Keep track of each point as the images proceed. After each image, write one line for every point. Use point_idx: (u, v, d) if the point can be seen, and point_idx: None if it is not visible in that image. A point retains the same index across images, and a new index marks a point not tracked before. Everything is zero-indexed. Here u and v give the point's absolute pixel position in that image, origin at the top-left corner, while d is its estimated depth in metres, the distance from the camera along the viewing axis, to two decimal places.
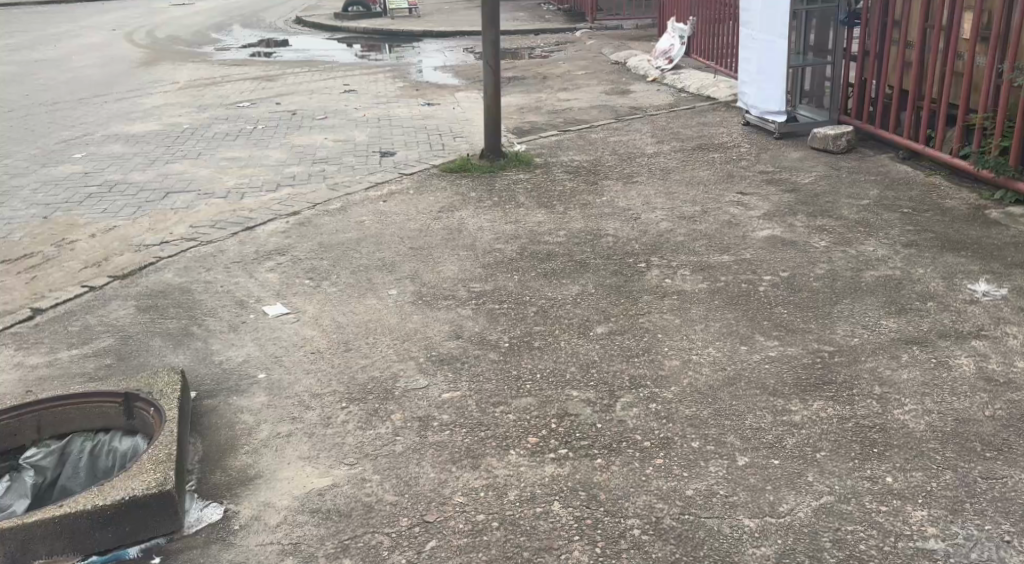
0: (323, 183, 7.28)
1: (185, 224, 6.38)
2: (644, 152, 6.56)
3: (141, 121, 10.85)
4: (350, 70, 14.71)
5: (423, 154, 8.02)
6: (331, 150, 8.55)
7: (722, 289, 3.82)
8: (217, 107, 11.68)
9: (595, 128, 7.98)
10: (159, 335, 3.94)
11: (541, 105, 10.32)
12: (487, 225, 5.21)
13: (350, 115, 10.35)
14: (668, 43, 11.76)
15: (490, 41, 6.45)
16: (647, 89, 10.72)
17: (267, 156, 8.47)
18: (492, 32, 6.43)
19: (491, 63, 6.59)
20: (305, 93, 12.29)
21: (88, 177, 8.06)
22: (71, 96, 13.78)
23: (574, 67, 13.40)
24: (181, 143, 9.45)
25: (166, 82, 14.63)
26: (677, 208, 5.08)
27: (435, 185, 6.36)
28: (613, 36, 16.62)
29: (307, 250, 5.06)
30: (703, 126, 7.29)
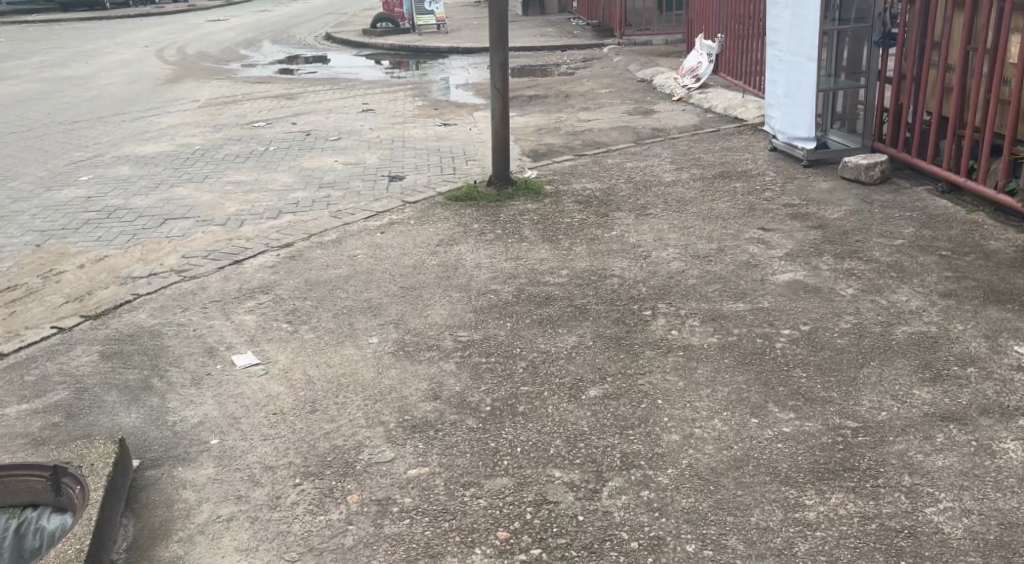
0: (326, 211, 7.01)
1: (179, 255, 6.11)
2: (661, 181, 6.17)
3: (154, 142, 10.66)
4: (372, 88, 14.50)
5: (433, 179, 7.81)
6: (339, 174, 8.30)
7: (734, 345, 3.41)
8: (233, 127, 11.48)
9: (612, 153, 7.62)
10: (117, 388, 3.62)
11: (560, 126, 10.05)
12: (487, 262, 4.88)
13: (364, 136, 10.13)
14: (695, 61, 11.34)
15: (498, 63, 6.12)
16: (672, 108, 10.34)
17: (275, 181, 8.20)
18: (501, 53, 6.11)
19: (499, 86, 6.26)
20: (323, 113, 12.09)
21: (90, 202, 7.82)
22: (91, 114, 13.69)
23: (599, 84, 13.06)
24: (190, 165, 9.23)
25: (188, 100, 14.52)
26: (691, 246, 4.69)
27: (438, 215, 6.07)
28: (641, 52, 16.25)
29: (293, 288, 4.75)
30: (726, 151, 6.88)
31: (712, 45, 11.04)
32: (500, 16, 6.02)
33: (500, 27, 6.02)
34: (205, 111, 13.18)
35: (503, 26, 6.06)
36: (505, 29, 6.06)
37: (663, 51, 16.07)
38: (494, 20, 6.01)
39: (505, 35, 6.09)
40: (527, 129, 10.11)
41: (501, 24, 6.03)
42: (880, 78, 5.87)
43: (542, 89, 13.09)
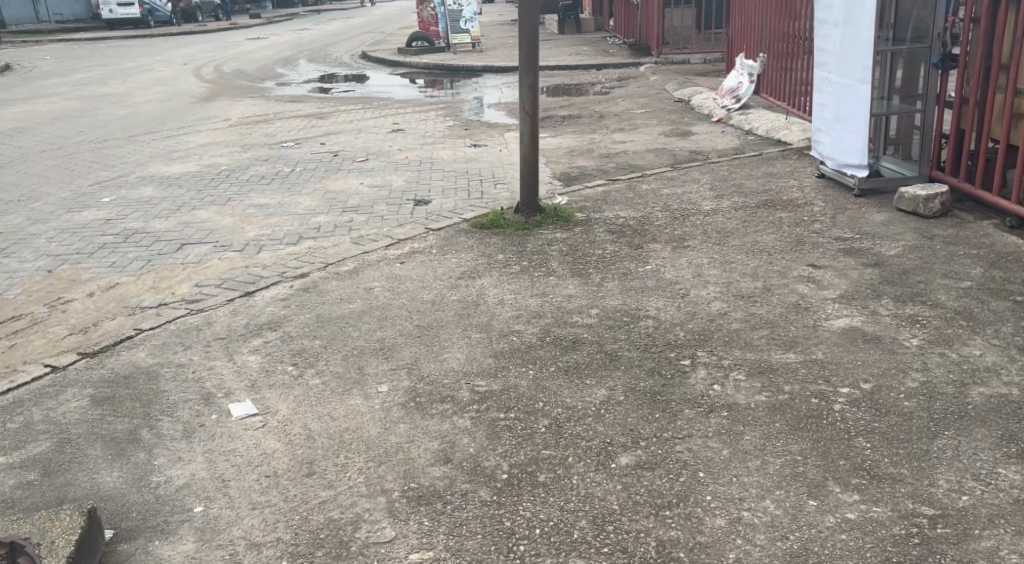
0: (347, 237, 6.73)
1: (191, 284, 5.84)
2: (699, 209, 5.80)
3: (180, 161, 10.48)
4: (404, 107, 14.30)
5: (459, 204, 7.51)
6: (364, 197, 8.03)
7: (786, 406, 3.08)
8: (261, 147, 11.29)
9: (648, 177, 7.26)
10: (101, 439, 3.33)
11: (593, 148, 9.74)
12: (511, 299, 4.54)
13: (391, 158, 9.87)
14: (734, 81, 10.92)
15: (528, 86, 5.82)
16: (710, 130, 9.98)
17: (299, 204, 7.94)
18: (531, 75, 5.82)
19: (529, 110, 5.95)
20: (352, 132, 11.89)
21: (109, 224, 7.58)
22: (121, 132, 13.58)
23: (634, 104, 12.72)
24: (214, 187, 9.00)
25: (219, 119, 14.39)
26: (733, 284, 4.31)
27: (461, 243, 5.77)
28: (679, 71, 15.91)
29: (304, 324, 4.44)
30: (770, 177, 6.50)
31: (753, 65, 10.66)
32: (530, 36, 5.73)
33: (530, 48, 5.73)
34: (235, 130, 13.02)
35: (533, 47, 5.76)
36: (535, 50, 5.77)
37: (701, 71, 15.71)
38: (525, 41, 5.72)
39: (536, 56, 5.80)
40: (560, 151, 9.79)
41: (531, 44, 5.73)
42: (939, 102, 5.47)
43: (576, 109, 12.78)
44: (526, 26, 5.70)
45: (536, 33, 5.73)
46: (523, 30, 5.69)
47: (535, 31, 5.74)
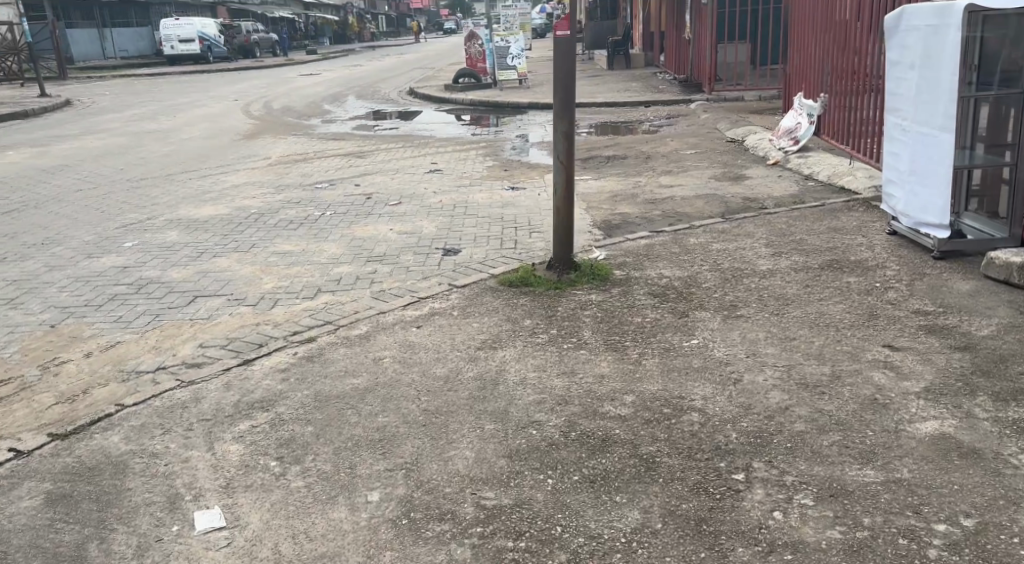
0: (369, 291, 6.26)
1: (196, 344, 5.40)
2: (755, 270, 5.20)
3: (212, 203, 10.03)
4: (445, 147, 13.89)
5: (490, 255, 7.03)
6: (391, 245, 7.57)
7: (867, 548, 2.73)
8: (294, 188, 10.84)
9: (696, 229, 6.69)
10: (42, 555, 2.92)
11: (637, 193, 9.22)
12: (533, 379, 3.97)
13: (425, 201, 9.42)
14: (793, 121, 10.32)
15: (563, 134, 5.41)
16: (765, 173, 9.44)
17: (325, 251, 7.48)
18: (568, 123, 5.38)
19: (564, 160, 5.50)
20: (388, 173, 11.48)
21: (124, 273, 7.14)
22: (158, 169, 13.26)
23: (684, 144, 12.16)
24: (241, 231, 8.55)
25: (259, 156, 14.01)
26: (796, 369, 3.76)
27: (488, 304, 5.29)
28: (732, 109, 15.36)
29: (300, 403, 3.94)
30: (835, 233, 5.97)
31: (813, 105, 10.05)
32: (566, 82, 5.30)
33: (566, 94, 5.31)
34: (271, 168, 12.63)
35: (570, 94, 5.33)
36: (572, 96, 5.33)
37: (755, 109, 15.10)
38: (561, 86, 5.30)
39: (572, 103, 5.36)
40: (603, 196, 9.26)
41: (567, 90, 5.31)
42: None
43: (622, 149, 12.24)
44: (562, 70, 5.28)
45: (572, 78, 5.30)
46: (559, 74, 5.28)
47: (572, 75, 5.31)
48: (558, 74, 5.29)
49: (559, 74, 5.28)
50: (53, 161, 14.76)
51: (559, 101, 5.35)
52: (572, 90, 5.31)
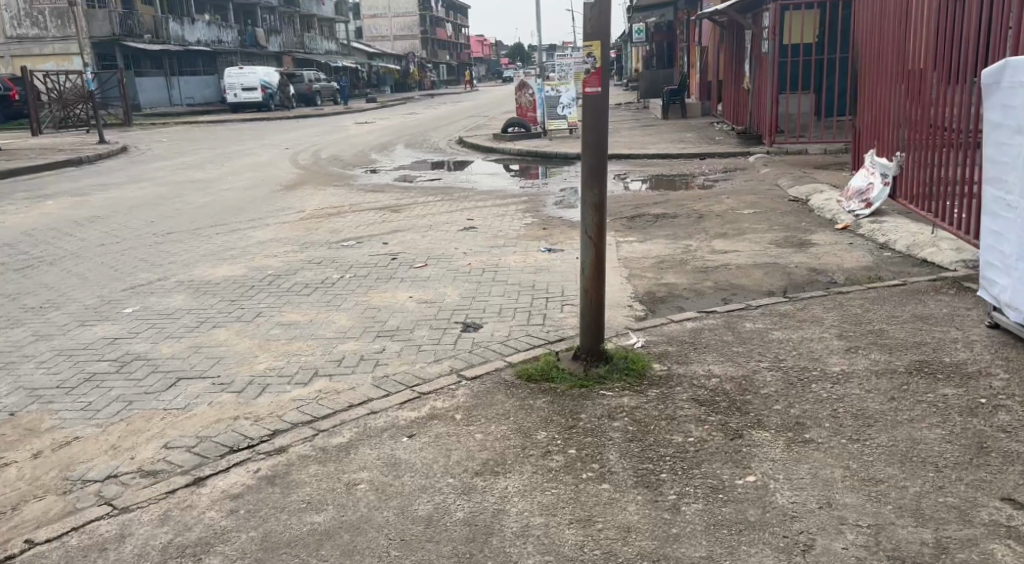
0: (370, 375, 5.49)
1: (160, 442, 4.65)
2: (825, 372, 4.60)
3: (229, 263, 9.09)
4: (484, 201, 13.14)
5: (515, 336, 6.27)
6: (407, 317, 6.82)
7: None
8: (319, 246, 9.99)
9: (750, 313, 5.88)
10: None
11: (688, 259, 8.42)
12: (539, 528, 3.30)
13: (452, 265, 8.69)
14: (864, 180, 9.58)
15: (593, 204, 4.70)
16: (833, 240, 8.66)
17: (334, 323, 6.75)
18: (597, 191, 4.69)
19: (593, 236, 4.79)
20: (420, 230, 10.76)
21: (109, 346, 6.38)
22: (184, 218, 12.49)
23: (739, 202, 11.30)
24: (250, 296, 7.73)
25: (293, 207, 13.17)
26: (887, 532, 3.17)
27: (501, 403, 4.51)
28: (794, 162, 14.51)
29: (241, 551, 3.31)
30: (922, 325, 5.27)
31: (888, 164, 9.14)
32: (598, 144, 4.62)
33: (597, 158, 4.63)
34: (303, 221, 11.73)
35: (601, 158, 4.65)
36: (603, 160, 4.65)
37: (818, 163, 14.25)
38: (591, 151, 4.63)
39: (604, 169, 4.67)
40: (648, 262, 8.47)
41: (599, 153, 4.63)
42: None
43: (672, 207, 11.41)
44: (593, 132, 4.60)
45: (604, 141, 4.62)
46: (588, 137, 4.61)
47: (605, 138, 4.63)
48: (588, 138, 4.62)
49: (588, 137, 4.60)
50: (81, 208, 14.16)
51: (589, 168, 4.67)
52: (605, 156, 4.63)
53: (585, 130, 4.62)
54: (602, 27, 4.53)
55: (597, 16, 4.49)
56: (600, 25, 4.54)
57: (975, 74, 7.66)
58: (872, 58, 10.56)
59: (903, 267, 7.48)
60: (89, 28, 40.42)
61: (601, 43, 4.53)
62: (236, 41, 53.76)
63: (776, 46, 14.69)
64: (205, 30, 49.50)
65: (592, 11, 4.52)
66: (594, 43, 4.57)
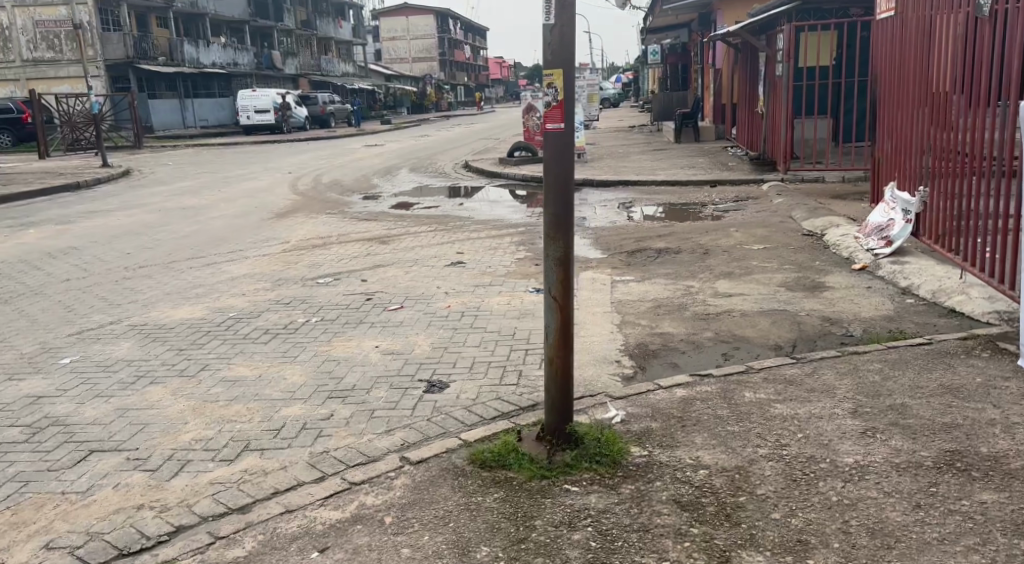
0: (309, 448, 4.77)
1: (42, 540, 3.98)
2: (835, 465, 3.90)
3: (191, 303, 8.40)
4: (479, 232, 12.42)
5: (484, 395, 5.52)
6: (368, 371, 6.11)
7: None
8: (293, 282, 9.30)
9: (751, 378, 5.11)
10: None
11: (688, 303, 7.67)
12: None
13: (430, 306, 7.98)
14: (883, 217, 8.89)
15: (557, 258, 4.01)
16: (849, 283, 7.92)
17: (284, 380, 6.01)
18: (562, 245, 4.01)
19: (560, 294, 4.08)
20: (404, 265, 10.05)
21: (28, 407, 5.68)
22: (160, 249, 11.83)
23: (748, 235, 10.52)
24: (204, 343, 7.04)
25: (277, 237, 12.49)
26: None
27: (441, 500, 3.79)
28: (809, 191, 13.76)
29: None
30: (950, 400, 4.57)
31: (911, 200, 8.43)
32: (563, 188, 3.96)
33: (561, 206, 3.96)
34: (285, 254, 11.03)
35: (566, 205, 3.98)
36: (570, 208, 3.98)
37: (835, 192, 13.50)
38: (556, 198, 3.96)
39: (570, 219, 3.99)
40: (644, 305, 7.73)
41: (564, 199, 3.96)
42: None
43: (676, 240, 10.64)
44: (555, 174, 3.93)
45: (569, 184, 3.95)
46: (551, 181, 3.94)
47: (569, 180, 3.96)
48: (550, 182, 3.95)
49: (550, 181, 3.94)
50: (59, 237, 13.52)
51: (550, 215, 3.99)
52: (570, 203, 3.97)
53: (547, 172, 3.95)
54: (565, 52, 3.85)
55: (558, 39, 3.82)
56: (561, 50, 3.87)
57: (1006, 97, 6.89)
58: (892, 83, 9.79)
59: (926, 319, 6.73)
60: (103, 51, 40.78)
61: (563, 71, 3.85)
62: (251, 64, 53.61)
63: (791, 68, 13.92)
64: (220, 53, 49.34)
65: (551, 33, 3.84)
66: (556, 70, 3.89)
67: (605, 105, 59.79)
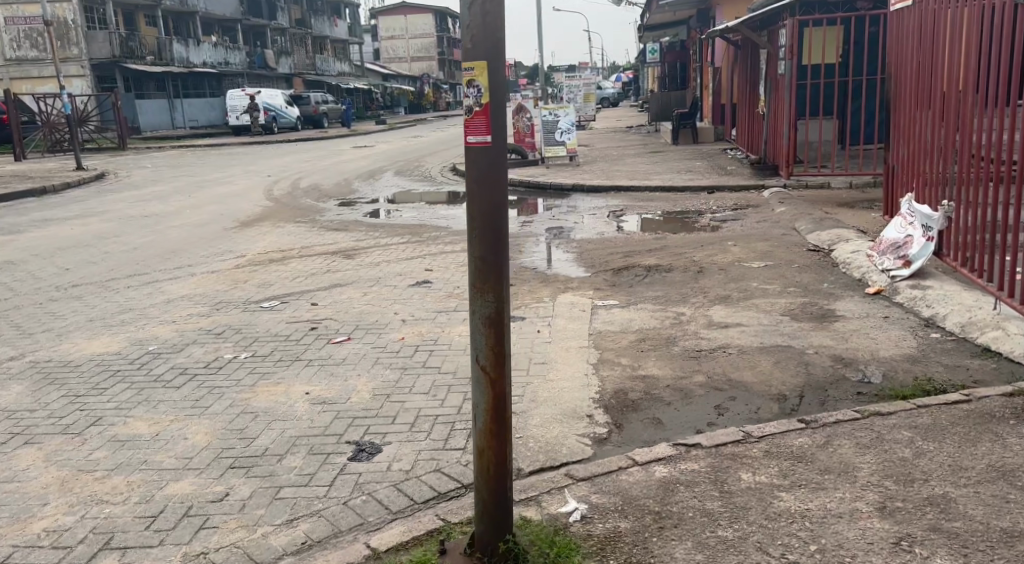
0: (183, 551, 3.77)
1: None
2: None
3: (111, 333, 7.39)
4: (454, 244, 11.38)
5: (421, 465, 4.48)
6: (287, 429, 5.07)
7: None
8: (235, 305, 8.27)
9: (749, 451, 4.07)
10: None
11: (676, 335, 6.64)
12: None
13: (382, 337, 6.94)
14: (898, 232, 7.84)
15: (487, 314, 3.05)
16: (863, 310, 6.88)
17: (184, 442, 4.98)
18: (492, 296, 3.04)
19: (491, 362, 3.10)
20: (364, 285, 9.03)
21: None
22: (102, 264, 10.82)
23: (748, 251, 9.47)
24: (109, 386, 6.03)
25: (234, 249, 11.47)
26: None
27: None
28: (813, 198, 12.72)
29: None
30: (1006, 497, 3.54)
31: (930, 215, 7.38)
32: (492, 221, 2.99)
33: (489, 247, 3.00)
34: (236, 270, 9.99)
35: (497, 246, 3.01)
36: (500, 247, 3.02)
37: (843, 199, 12.45)
38: (483, 236, 3.00)
39: (502, 264, 3.02)
40: (626, 337, 6.69)
41: (494, 235, 2.99)
42: None
43: (669, 256, 9.59)
44: (482, 205, 2.97)
45: (500, 218, 2.99)
46: (476, 215, 2.98)
47: (501, 214, 3.00)
48: (475, 214, 2.99)
49: (475, 212, 2.98)
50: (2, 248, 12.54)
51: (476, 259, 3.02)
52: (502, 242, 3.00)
53: (472, 201, 2.99)
54: (490, 37, 2.89)
55: (479, 21, 2.86)
56: (486, 34, 2.89)
57: None
58: (908, 79, 8.78)
59: (956, 360, 5.68)
60: (88, 49, 39.74)
61: (487, 65, 2.88)
62: (243, 63, 52.59)
63: (794, 66, 12.88)
64: (211, 52, 48.27)
65: (472, 15, 2.89)
66: (477, 62, 2.91)
67: (603, 104, 58.85)
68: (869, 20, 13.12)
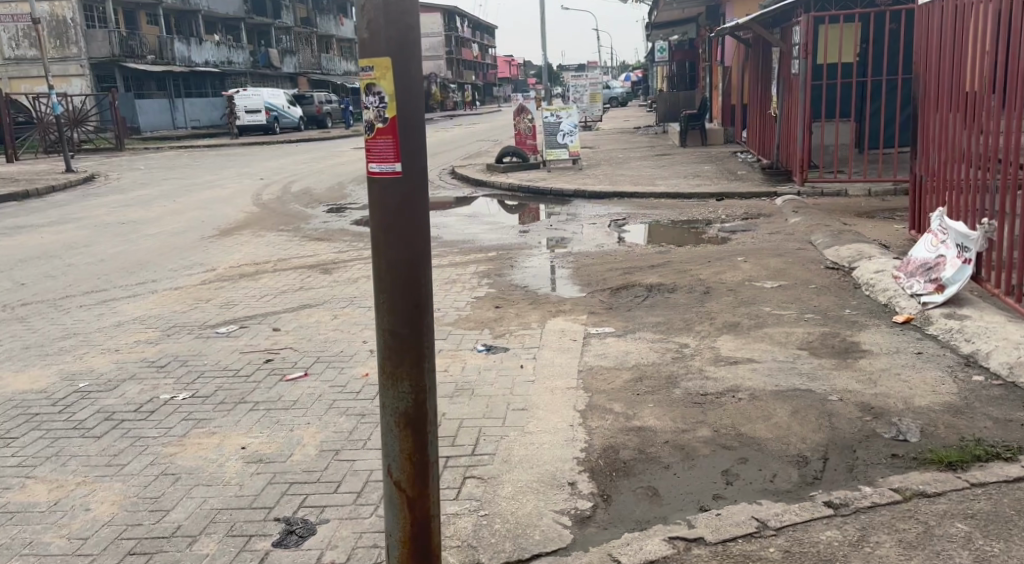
0: None
1: None
2: None
3: (42, 365, 6.58)
4: (442, 257, 10.56)
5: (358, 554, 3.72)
6: (207, 502, 4.29)
7: None
8: (189, 330, 7.45)
9: (766, 551, 3.55)
10: None
11: (676, 373, 5.77)
12: None
13: (343, 373, 6.09)
14: (929, 253, 6.96)
15: (403, 363, 3.05)
16: (891, 345, 6.01)
17: (83, 516, 4.22)
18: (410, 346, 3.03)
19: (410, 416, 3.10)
20: (335, 305, 8.19)
21: None
22: (60, 278, 10.04)
23: (759, 268, 8.61)
24: (18, 435, 5.23)
25: (205, 262, 10.65)
26: None
27: None
28: (830, 207, 11.84)
29: None
30: None
31: (969, 234, 6.52)
32: (407, 273, 2.96)
33: (405, 299, 2.98)
34: (201, 288, 9.17)
35: (414, 300, 2.99)
36: (417, 299, 3.00)
37: (861, 209, 11.55)
38: (399, 286, 2.96)
39: (421, 314, 3.01)
40: (620, 374, 5.83)
41: (408, 286, 2.96)
42: None
43: (672, 273, 8.75)
44: (399, 254, 2.94)
45: (417, 267, 2.97)
46: (396, 264, 2.95)
47: (418, 262, 2.97)
48: (391, 264, 2.96)
49: (393, 264, 2.94)
50: None
51: (392, 311, 2.99)
52: (419, 293, 2.98)
53: (389, 249, 2.95)
54: (397, 46, 2.85)
55: (387, 29, 2.84)
56: (394, 37, 2.85)
57: None
58: (935, 79, 7.87)
59: (1007, 413, 4.79)
60: (88, 49, 39.05)
61: (393, 77, 2.86)
62: (247, 62, 51.84)
63: (808, 66, 11.99)
64: (213, 51, 47.47)
65: (381, 25, 2.85)
66: (382, 71, 2.87)
67: (612, 104, 57.89)
68: (890, 15, 12.19)
